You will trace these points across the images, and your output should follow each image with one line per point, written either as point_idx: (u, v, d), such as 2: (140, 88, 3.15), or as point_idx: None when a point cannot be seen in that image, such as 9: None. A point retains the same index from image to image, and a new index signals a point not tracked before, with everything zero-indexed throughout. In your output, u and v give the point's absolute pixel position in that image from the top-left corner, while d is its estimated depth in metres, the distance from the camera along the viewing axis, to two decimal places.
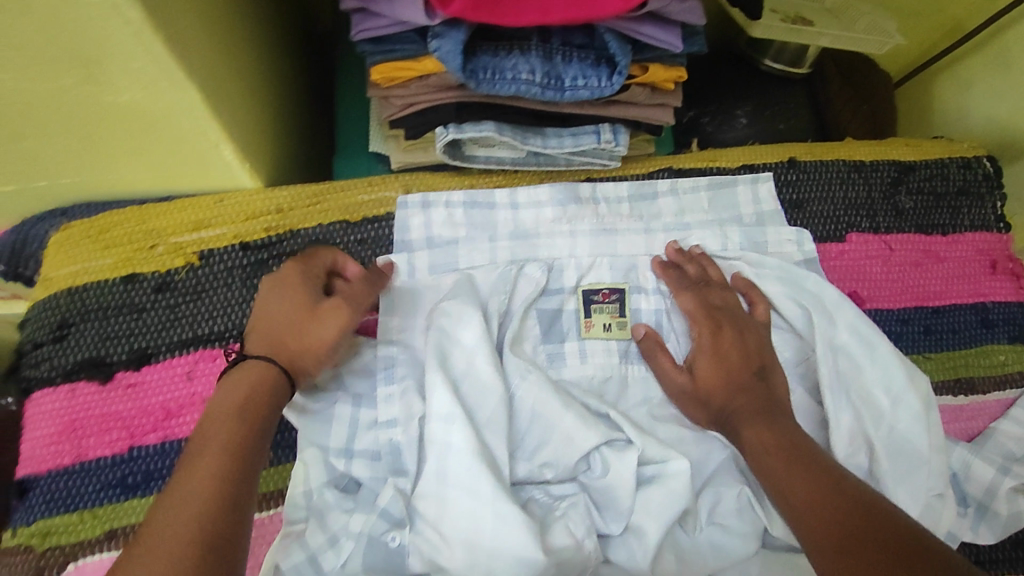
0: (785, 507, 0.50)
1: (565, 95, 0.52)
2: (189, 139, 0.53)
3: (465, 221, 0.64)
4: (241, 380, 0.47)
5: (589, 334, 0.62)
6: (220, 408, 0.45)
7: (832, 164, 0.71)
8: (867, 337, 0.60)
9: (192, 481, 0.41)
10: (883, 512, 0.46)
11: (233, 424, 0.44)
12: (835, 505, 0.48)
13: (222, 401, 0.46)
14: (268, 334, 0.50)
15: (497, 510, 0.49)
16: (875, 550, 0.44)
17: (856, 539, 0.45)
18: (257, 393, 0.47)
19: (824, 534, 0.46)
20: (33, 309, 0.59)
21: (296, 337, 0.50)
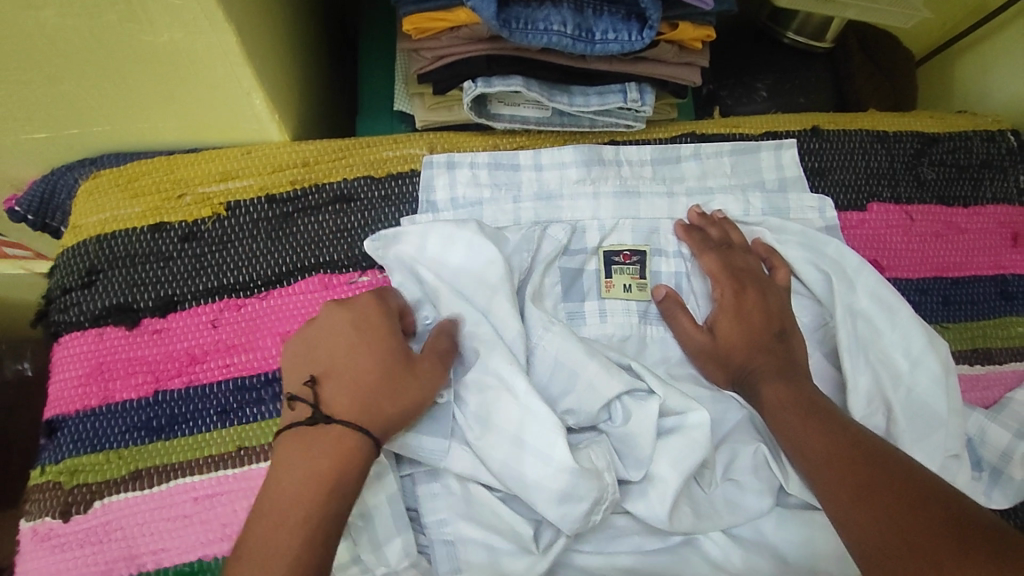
0: (798, 457, 0.51)
1: (595, 48, 0.52)
2: (221, 85, 0.54)
3: (489, 182, 0.64)
4: (330, 440, 0.45)
5: (610, 294, 0.62)
6: (305, 476, 0.43)
7: (854, 133, 0.71)
8: (887, 302, 0.60)
9: (272, 554, 0.40)
10: (895, 460, 0.47)
11: (311, 480, 0.43)
12: (850, 456, 0.48)
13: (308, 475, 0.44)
14: (353, 387, 0.47)
15: (523, 443, 0.50)
16: (890, 498, 0.45)
17: (871, 489, 0.46)
18: (340, 464, 0.44)
19: (835, 480, 0.48)
20: (62, 256, 0.59)
21: (388, 403, 0.47)
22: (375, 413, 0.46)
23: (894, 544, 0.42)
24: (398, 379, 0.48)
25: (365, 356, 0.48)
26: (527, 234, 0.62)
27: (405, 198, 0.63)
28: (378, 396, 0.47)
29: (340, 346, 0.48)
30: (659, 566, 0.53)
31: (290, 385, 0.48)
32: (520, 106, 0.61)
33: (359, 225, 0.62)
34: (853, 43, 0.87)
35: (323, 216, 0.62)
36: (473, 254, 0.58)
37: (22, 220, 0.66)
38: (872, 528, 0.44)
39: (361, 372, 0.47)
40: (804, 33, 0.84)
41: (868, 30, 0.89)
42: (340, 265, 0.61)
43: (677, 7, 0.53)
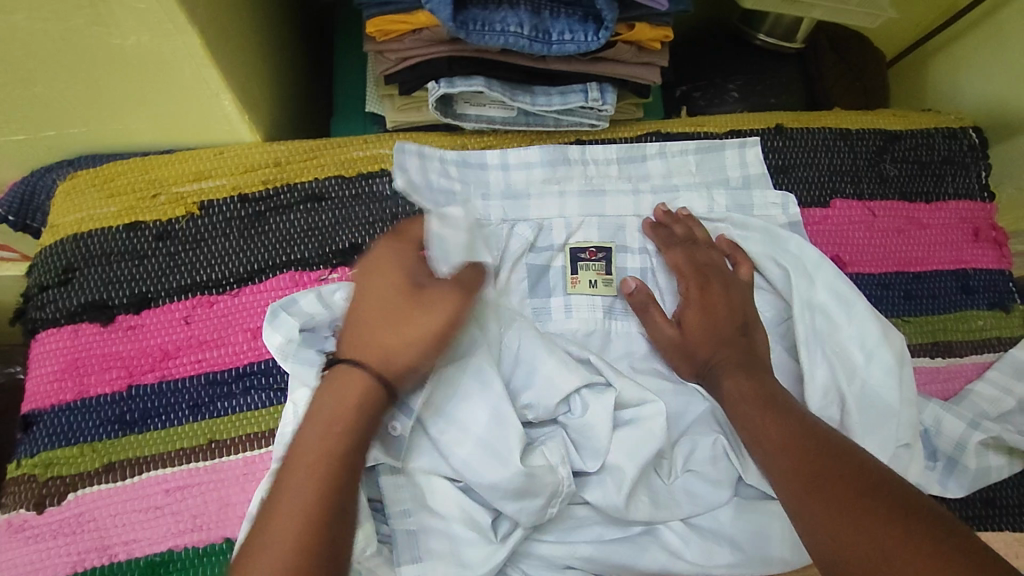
0: (756, 446, 0.51)
1: (552, 48, 0.54)
2: (191, 86, 0.55)
3: (459, 177, 0.66)
4: (348, 382, 0.46)
5: (575, 290, 0.64)
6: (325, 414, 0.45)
7: (818, 131, 0.73)
8: (844, 295, 0.61)
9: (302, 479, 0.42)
10: (852, 452, 0.47)
11: (332, 427, 0.44)
12: (807, 448, 0.48)
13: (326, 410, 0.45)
14: (367, 332, 0.48)
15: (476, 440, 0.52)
16: (845, 488, 0.45)
17: (827, 478, 0.46)
18: (354, 407, 0.45)
19: (793, 469, 0.47)
20: (39, 255, 0.61)
21: (393, 330, 0.48)
22: (391, 358, 0.47)
23: (846, 534, 0.43)
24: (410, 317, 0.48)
25: (375, 295, 0.50)
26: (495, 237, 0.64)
27: (375, 198, 0.65)
28: (399, 334, 0.48)
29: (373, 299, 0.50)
30: (619, 555, 0.53)
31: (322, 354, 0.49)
32: (486, 106, 0.63)
33: (330, 223, 0.63)
34: (823, 44, 0.89)
35: (295, 215, 0.63)
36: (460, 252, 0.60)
37: (3, 221, 0.68)
38: (828, 518, 0.44)
39: (380, 321, 0.48)
40: (775, 34, 0.85)
41: (838, 31, 0.91)
42: (311, 262, 0.62)
43: (633, 9, 0.55)
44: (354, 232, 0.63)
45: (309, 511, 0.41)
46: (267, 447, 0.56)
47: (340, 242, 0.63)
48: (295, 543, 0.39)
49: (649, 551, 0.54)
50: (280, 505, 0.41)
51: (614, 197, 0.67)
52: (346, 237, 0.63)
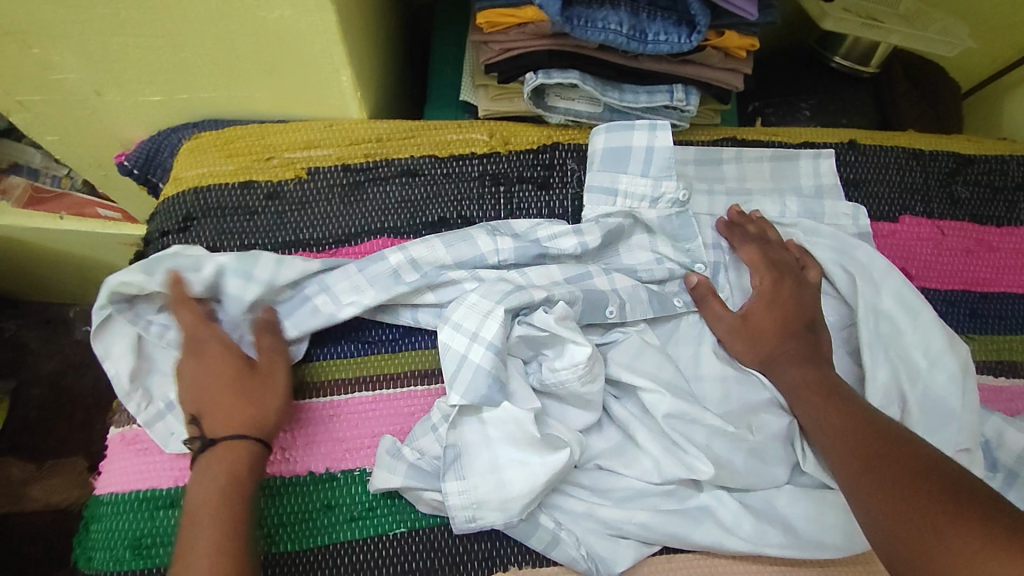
0: (818, 431, 0.55)
1: (647, 48, 0.58)
2: (316, 61, 0.62)
3: (554, 165, 0.71)
4: (221, 450, 0.54)
5: (628, 251, 0.67)
6: (218, 459, 0.53)
7: (890, 150, 0.75)
8: (910, 304, 0.63)
9: (205, 490, 0.52)
10: (909, 440, 0.50)
11: (221, 466, 0.53)
12: (863, 433, 0.52)
13: (213, 467, 0.53)
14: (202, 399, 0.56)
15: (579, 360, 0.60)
16: (895, 467, 0.48)
17: (878, 458, 0.49)
18: (244, 466, 0.54)
19: (850, 452, 0.52)
20: (162, 204, 0.68)
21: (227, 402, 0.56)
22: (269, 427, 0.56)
23: (896, 509, 0.46)
24: (244, 379, 0.57)
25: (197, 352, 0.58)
26: (599, 224, 0.66)
27: (464, 178, 0.70)
28: (220, 395, 0.56)
29: (210, 384, 0.56)
30: (673, 524, 0.57)
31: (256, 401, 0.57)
32: (574, 101, 0.68)
33: (422, 197, 0.69)
34: (898, 70, 0.91)
35: (391, 187, 0.69)
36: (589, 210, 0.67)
37: (130, 175, 0.76)
38: (879, 494, 0.47)
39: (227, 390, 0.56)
40: (851, 57, 0.87)
41: (916, 59, 0.92)
42: (402, 231, 0.68)
43: (724, 17, 0.59)
44: (444, 207, 0.69)
45: (226, 551, 0.49)
46: (353, 394, 0.63)
47: (431, 215, 0.68)
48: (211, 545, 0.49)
49: (699, 525, 0.57)
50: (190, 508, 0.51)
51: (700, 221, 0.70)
52: (436, 212, 0.68)
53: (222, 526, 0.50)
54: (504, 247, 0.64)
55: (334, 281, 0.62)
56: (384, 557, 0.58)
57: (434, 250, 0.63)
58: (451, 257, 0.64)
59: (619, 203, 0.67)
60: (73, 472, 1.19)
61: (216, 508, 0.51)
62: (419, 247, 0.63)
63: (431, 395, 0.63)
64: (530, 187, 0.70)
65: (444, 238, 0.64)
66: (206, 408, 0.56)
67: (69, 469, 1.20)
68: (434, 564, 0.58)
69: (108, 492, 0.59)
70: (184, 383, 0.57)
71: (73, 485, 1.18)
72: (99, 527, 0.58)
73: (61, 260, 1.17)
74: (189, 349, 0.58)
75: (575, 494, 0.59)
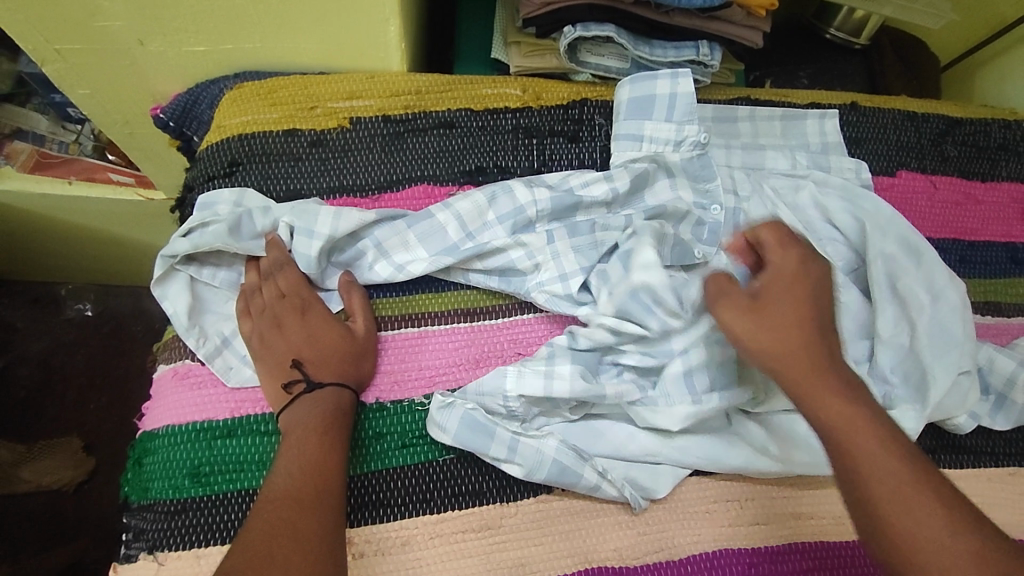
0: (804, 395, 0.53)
1: (681, 1, 0.63)
2: (368, 10, 0.65)
3: (581, 119, 0.74)
4: (315, 397, 0.59)
5: (653, 192, 0.71)
6: (310, 410, 0.58)
7: (887, 112, 0.81)
8: (914, 246, 0.69)
9: (297, 432, 0.57)
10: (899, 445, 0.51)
11: (312, 412, 0.58)
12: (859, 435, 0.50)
13: (308, 415, 0.57)
14: (292, 346, 0.62)
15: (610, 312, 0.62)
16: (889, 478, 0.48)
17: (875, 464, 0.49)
18: (331, 416, 0.58)
19: (839, 431, 0.51)
20: (207, 150, 0.69)
21: (311, 347, 0.62)
22: (348, 371, 0.61)
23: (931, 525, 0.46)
24: (321, 330, 0.63)
25: (291, 310, 0.63)
26: (628, 170, 0.69)
27: (499, 130, 0.73)
28: (312, 345, 0.62)
29: (297, 333, 0.63)
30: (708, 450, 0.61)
31: (328, 340, 0.62)
32: (604, 56, 0.73)
33: (459, 148, 0.72)
34: (886, 44, 0.97)
35: (429, 138, 0.71)
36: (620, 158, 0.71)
37: (164, 128, 0.77)
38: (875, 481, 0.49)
39: (313, 339, 0.62)
40: (845, 29, 0.94)
41: (902, 36, 0.99)
42: (441, 179, 0.70)
43: None
44: (481, 157, 0.72)
45: (319, 489, 0.53)
46: (399, 328, 0.65)
47: (468, 164, 0.71)
48: (304, 483, 0.53)
49: (731, 450, 0.62)
50: (284, 451, 0.56)
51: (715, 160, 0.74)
52: (474, 161, 0.71)
53: (313, 467, 0.54)
54: (541, 199, 0.67)
55: (381, 234, 0.66)
56: (435, 480, 0.60)
57: (479, 207, 0.67)
58: (493, 213, 0.67)
59: (645, 149, 0.72)
60: (67, 453, 1.17)
61: (312, 451, 0.55)
62: (463, 203, 0.67)
63: (473, 331, 0.66)
64: (561, 139, 0.73)
65: (486, 191, 0.67)
66: (293, 354, 0.62)
67: (62, 450, 1.18)
68: (484, 486, 0.60)
69: (165, 425, 0.60)
70: (266, 333, 0.63)
71: (66, 465, 1.16)
72: (154, 459, 0.60)
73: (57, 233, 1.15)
74: (265, 304, 0.64)
75: (617, 422, 0.63)
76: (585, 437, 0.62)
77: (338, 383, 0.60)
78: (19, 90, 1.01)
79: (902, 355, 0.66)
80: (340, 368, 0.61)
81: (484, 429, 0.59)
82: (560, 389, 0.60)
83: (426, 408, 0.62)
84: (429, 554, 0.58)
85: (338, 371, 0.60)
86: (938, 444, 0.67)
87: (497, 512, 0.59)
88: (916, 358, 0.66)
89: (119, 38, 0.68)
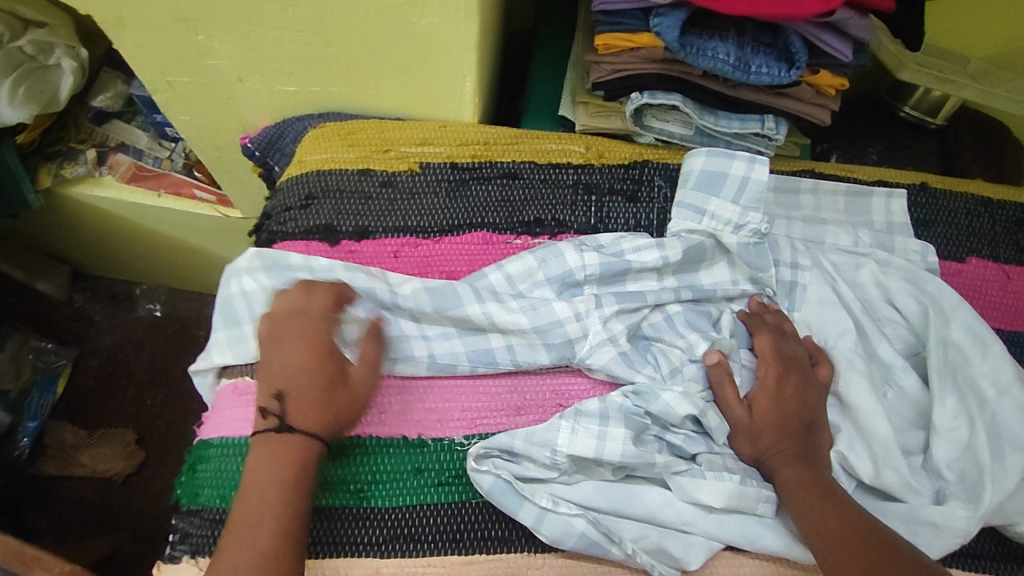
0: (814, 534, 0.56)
1: (749, 78, 0.65)
2: (448, 62, 0.70)
3: (643, 188, 0.75)
4: (280, 448, 0.57)
5: (712, 264, 0.72)
6: (273, 465, 0.56)
7: (960, 196, 0.79)
8: (980, 338, 0.66)
9: (268, 479, 0.56)
10: (899, 545, 0.54)
11: (288, 463, 0.57)
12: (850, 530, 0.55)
13: (273, 469, 0.56)
14: (302, 401, 0.59)
15: None
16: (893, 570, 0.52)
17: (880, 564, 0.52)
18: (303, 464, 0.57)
19: (824, 540, 0.55)
20: (288, 182, 0.74)
21: (296, 389, 0.59)
22: (320, 416, 0.59)
23: None
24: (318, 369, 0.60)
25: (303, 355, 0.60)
26: (681, 241, 0.70)
27: (560, 184, 0.75)
28: (306, 378, 0.59)
29: (284, 365, 0.60)
30: (739, 527, 0.60)
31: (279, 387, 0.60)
32: (669, 122, 0.75)
33: (520, 199, 0.74)
34: (963, 126, 0.95)
35: (492, 187, 0.74)
36: (680, 225, 0.72)
37: (250, 156, 0.83)
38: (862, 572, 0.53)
39: (290, 375, 0.60)
40: (919, 108, 0.93)
41: (981, 117, 0.97)
42: (500, 227, 0.73)
43: (821, 57, 0.66)
44: (540, 209, 0.74)
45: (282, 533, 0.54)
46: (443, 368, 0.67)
47: (527, 215, 0.73)
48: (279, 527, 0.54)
49: (770, 532, 0.60)
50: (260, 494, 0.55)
51: (776, 242, 0.73)
52: (532, 213, 0.74)
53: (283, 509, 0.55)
54: (591, 263, 0.68)
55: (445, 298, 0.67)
56: (465, 522, 0.61)
57: (529, 269, 0.68)
58: (543, 273, 0.68)
59: (705, 223, 0.72)
60: (120, 444, 1.24)
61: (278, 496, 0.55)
62: (515, 264, 0.68)
63: (516, 377, 0.67)
64: (620, 198, 0.75)
65: (538, 254, 0.69)
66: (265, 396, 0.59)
67: (117, 440, 1.24)
68: (513, 534, 0.60)
69: (218, 437, 0.64)
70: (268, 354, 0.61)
71: (118, 456, 1.23)
72: (207, 467, 0.63)
73: (138, 241, 1.23)
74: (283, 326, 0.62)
75: (653, 486, 0.62)
76: (618, 498, 0.61)
77: (313, 433, 0.58)
78: (128, 109, 1.11)
79: (960, 451, 0.63)
80: (316, 413, 0.59)
81: (516, 489, 0.60)
82: (611, 451, 0.60)
83: (466, 448, 0.63)
84: None
85: (314, 422, 0.58)
86: (996, 550, 0.63)
87: (524, 562, 0.60)
88: (977, 456, 0.62)
89: (222, 74, 0.75)
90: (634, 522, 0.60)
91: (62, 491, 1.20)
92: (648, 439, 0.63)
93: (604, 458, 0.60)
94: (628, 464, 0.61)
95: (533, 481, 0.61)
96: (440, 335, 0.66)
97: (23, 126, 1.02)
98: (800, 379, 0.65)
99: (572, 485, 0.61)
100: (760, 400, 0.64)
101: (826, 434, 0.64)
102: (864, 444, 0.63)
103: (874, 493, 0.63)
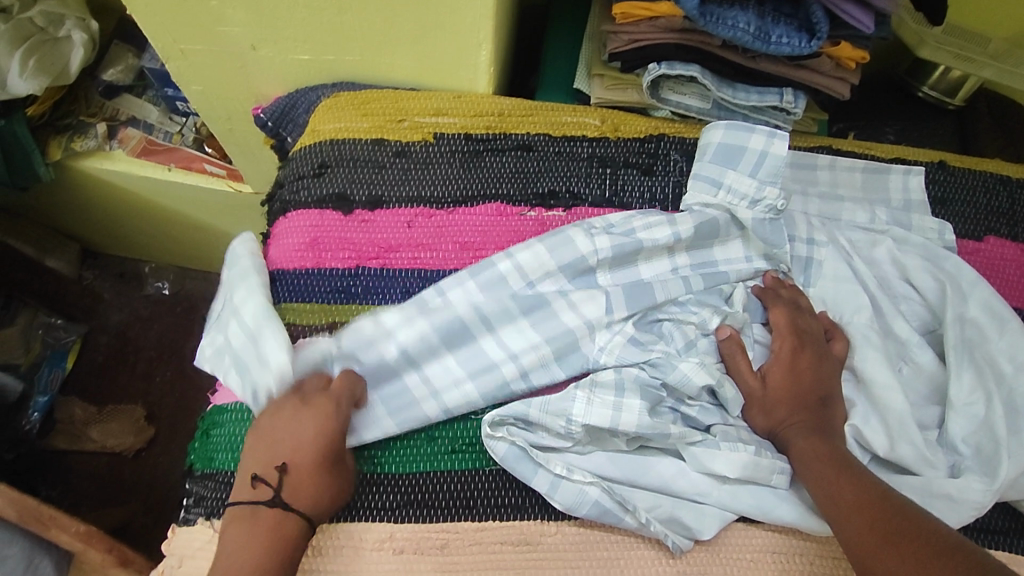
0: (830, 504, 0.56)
1: (769, 48, 0.63)
2: (465, 30, 0.69)
3: (659, 162, 0.75)
4: (261, 521, 0.54)
5: (727, 238, 0.71)
6: (247, 541, 0.53)
7: (979, 174, 0.78)
8: (999, 314, 0.66)
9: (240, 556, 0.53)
10: (922, 517, 0.53)
11: (267, 537, 0.53)
12: (871, 501, 0.54)
13: (249, 541, 0.53)
14: (295, 474, 0.55)
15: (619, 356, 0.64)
16: (915, 543, 0.51)
17: (901, 536, 0.52)
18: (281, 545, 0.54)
19: (841, 509, 0.55)
20: (301, 151, 0.74)
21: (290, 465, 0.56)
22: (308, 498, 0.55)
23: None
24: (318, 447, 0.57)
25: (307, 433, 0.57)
26: (692, 215, 0.69)
27: (574, 157, 0.75)
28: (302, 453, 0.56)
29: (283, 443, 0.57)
30: (753, 499, 0.60)
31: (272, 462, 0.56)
32: (686, 95, 0.74)
33: (534, 171, 0.74)
34: (981, 106, 0.94)
35: (507, 158, 0.74)
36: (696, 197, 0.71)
37: (262, 127, 0.82)
38: (882, 545, 0.52)
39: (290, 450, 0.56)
40: (938, 88, 0.92)
41: (1000, 98, 0.96)
42: (514, 198, 0.72)
43: (843, 28, 0.65)
44: (554, 181, 0.73)
45: None
46: None
47: (541, 187, 0.73)
48: None
49: (784, 503, 0.60)
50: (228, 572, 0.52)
51: (792, 218, 0.73)
52: (546, 185, 0.73)
53: None
54: (603, 248, 0.67)
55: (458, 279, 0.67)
56: (478, 490, 0.61)
57: (540, 258, 0.66)
58: (556, 261, 0.66)
59: (720, 197, 0.71)
60: (130, 419, 1.25)
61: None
62: (525, 254, 0.66)
63: None
64: (635, 171, 0.74)
65: (548, 243, 0.67)
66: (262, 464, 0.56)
67: (127, 416, 1.25)
68: (527, 501, 0.61)
69: (232, 403, 0.64)
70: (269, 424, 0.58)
71: (129, 431, 1.23)
72: (221, 431, 0.63)
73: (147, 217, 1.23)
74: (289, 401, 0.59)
75: (668, 457, 0.62)
76: (632, 468, 0.61)
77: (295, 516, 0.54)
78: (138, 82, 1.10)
79: (976, 426, 0.63)
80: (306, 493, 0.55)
81: (529, 457, 0.60)
82: (626, 422, 0.60)
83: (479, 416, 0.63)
84: (467, 560, 0.59)
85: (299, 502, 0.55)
86: (1010, 526, 0.63)
87: (537, 529, 0.60)
88: (994, 432, 0.62)
89: (236, 42, 0.74)
90: (648, 491, 0.61)
91: (73, 465, 1.21)
92: (662, 411, 0.63)
93: (619, 429, 0.60)
94: (643, 434, 0.61)
95: (547, 450, 0.61)
96: (450, 387, 0.63)
97: (33, 99, 1.01)
98: (815, 351, 0.64)
99: (586, 455, 0.61)
100: (774, 374, 0.64)
101: (841, 409, 0.63)
102: (878, 419, 0.63)
103: (888, 467, 0.63)
